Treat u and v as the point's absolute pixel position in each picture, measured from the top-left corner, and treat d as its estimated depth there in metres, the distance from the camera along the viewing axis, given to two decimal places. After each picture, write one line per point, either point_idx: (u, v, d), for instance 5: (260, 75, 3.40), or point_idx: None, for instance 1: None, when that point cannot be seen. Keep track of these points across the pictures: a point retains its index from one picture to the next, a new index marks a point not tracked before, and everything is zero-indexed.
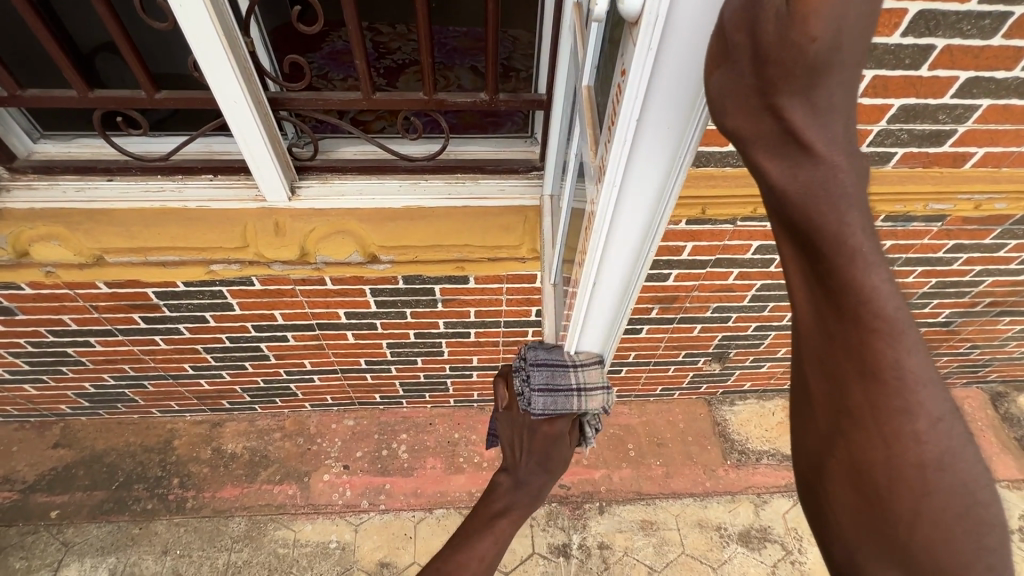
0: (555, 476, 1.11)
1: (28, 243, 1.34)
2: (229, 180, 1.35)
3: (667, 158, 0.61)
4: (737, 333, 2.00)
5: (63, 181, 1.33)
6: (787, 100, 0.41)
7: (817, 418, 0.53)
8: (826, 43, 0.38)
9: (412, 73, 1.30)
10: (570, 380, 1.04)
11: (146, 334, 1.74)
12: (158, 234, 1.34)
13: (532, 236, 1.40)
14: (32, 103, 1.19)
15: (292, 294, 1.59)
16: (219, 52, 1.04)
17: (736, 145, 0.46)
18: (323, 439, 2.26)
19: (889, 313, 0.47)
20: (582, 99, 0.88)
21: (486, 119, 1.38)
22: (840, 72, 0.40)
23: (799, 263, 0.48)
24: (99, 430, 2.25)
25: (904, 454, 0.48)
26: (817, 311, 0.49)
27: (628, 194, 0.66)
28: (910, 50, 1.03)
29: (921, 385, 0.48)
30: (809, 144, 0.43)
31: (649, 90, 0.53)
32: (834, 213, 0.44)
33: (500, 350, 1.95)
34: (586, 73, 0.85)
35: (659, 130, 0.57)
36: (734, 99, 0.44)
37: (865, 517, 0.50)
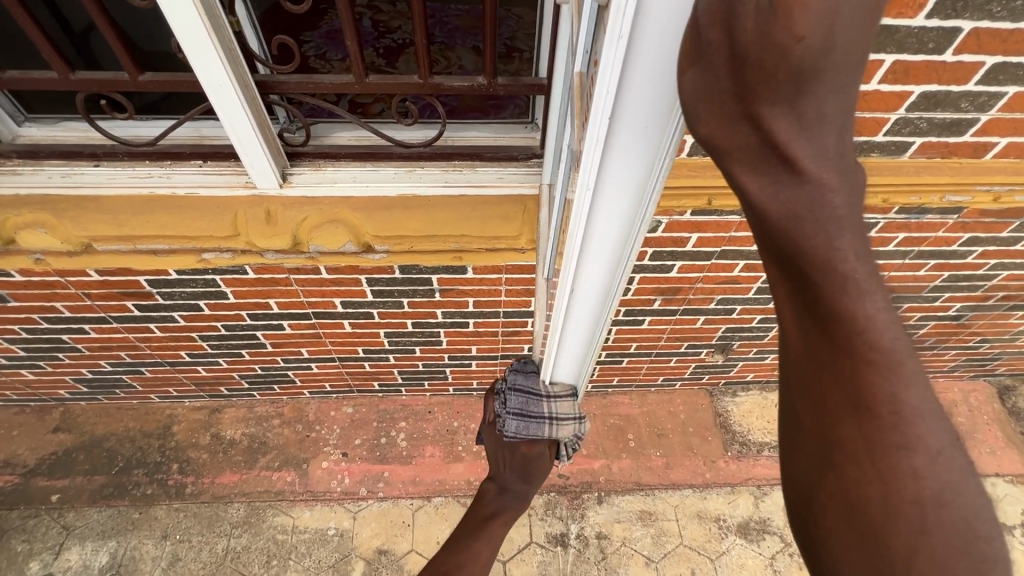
0: (535, 488, 1.23)
1: (15, 230, 1.31)
2: (219, 166, 1.30)
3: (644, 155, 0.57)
4: (741, 325, 1.96)
5: (49, 166, 1.29)
6: (768, 108, 0.38)
7: (804, 452, 0.48)
8: (813, 44, 0.34)
9: (412, 54, 1.23)
10: (542, 409, 1.16)
11: (141, 321, 1.72)
12: (146, 222, 1.30)
13: (532, 226, 1.36)
14: (11, 84, 1.15)
15: (287, 283, 1.56)
16: (202, 34, 0.99)
17: (713, 155, 0.43)
18: (322, 426, 2.25)
19: (883, 342, 0.43)
20: (575, 86, 0.83)
21: (488, 103, 1.32)
22: (831, 77, 0.36)
23: (785, 286, 0.44)
24: (98, 415, 2.25)
25: (902, 494, 0.44)
26: (804, 337, 0.45)
27: (604, 196, 0.63)
28: (935, 33, 0.97)
29: (918, 417, 0.44)
30: (795, 155, 0.39)
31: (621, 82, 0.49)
32: (823, 237, 0.40)
33: (499, 341, 1.93)
34: (578, 57, 0.79)
35: (634, 126, 0.53)
36: (709, 105, 0.41)
37: (856, 560, 0.46)
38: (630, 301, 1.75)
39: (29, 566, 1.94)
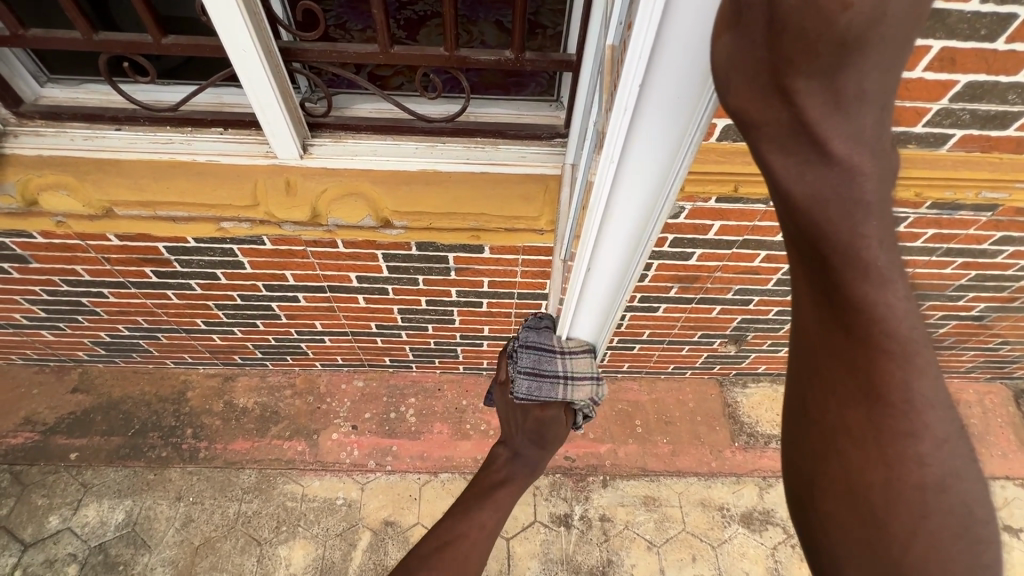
0: (548, 453, 1.20)
1: (37, 191, 1.31)
2: (239, 134, 1.29)
3: (671, 135, 0.59)
4: (757, 316, 1.94)
5: (71, 128, 1.29)
6: (800, 80, 0.35)
7: (805, 440, 0.47)
8: (861, 13, 0.32)
9: (433, 26, 1.20)
10: (557, 366, 1.14)
11: (158, 287, 1.73)
12: (166, 188, 1.30)
13: (553, 208, 1.33)
14: (35, 43, 1.13)
15: (303, 256, 1.56)
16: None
17: (742, 128, 0.40)
18: (333, 399, 2.28)
19: (904, 334, 0.40)
20: (605, 59, 0.80)
21: (509, 79, 1.29)
22: (874, 49, 0.33)
23: (803, 272, 0.41)
24: (116, 377, 2.30)
25: (904, 482, 0.42)
26: (822, 326, 0.42)
27: (626, 175, 0.66)
28: (988, 19, 0.93)
29: (931, 409, 0.42)
30: (824, 136, 0.36)
31: (651, 60, 0.51)
32: (848, 221, 0.37)
33: (512, 322, 1.92)
34: (611, 29, 0.76)
35: (662, 104, 0.55)
36: (741, 74, 0.39)
37: (855, 551, 0.44)
38: (646, 287, 1.73)
39: (48, 520, 2.00)
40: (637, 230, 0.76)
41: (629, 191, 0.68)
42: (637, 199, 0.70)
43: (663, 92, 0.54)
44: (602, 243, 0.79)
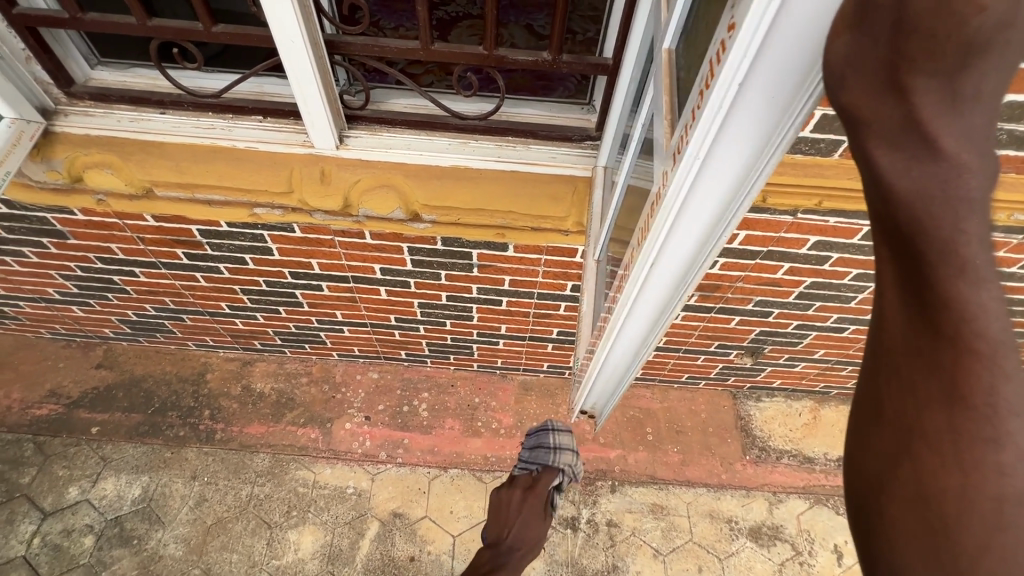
0: None
1: (82, 169, 1.36)
2: (278, 123, 1.33)
3: (758, 143, 0.53)
4: (776, 329, 1.93)
5: (118, 110, 1.34)
6: (922, 80, 0.36)
7: (875, 439, 0.49)
8: (992, 18, 0.32)
9: (464, 27, 1.23)
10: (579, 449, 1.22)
11: (188, 269, 1.78)
12: (205, 172, 1.34)
13: (580, 209, 1.35)
14: (92, 27, 1.18)
15: (331, 245, 1.59)
16: None
17: (849, 125, 0.41)
18: (348, 389, 2.31)
19: (995, 335, 0.41)
20: (660, 64, 0.82)
21: (537, 82, 1.32)
22: (996, 56, 0.35)
23: (894, 270, 0.43)
24: (138, 356, 2.35)
25: (981, 487, 0.43)
26: (909, 323, 0.44)
27: (700, 184, 0.59)
28: None
29: (1017, 416, 0.42)
30: (936, 135, 0.37)
31: (756, 51, 0.45)
32: (950, 220, 0.38)
33: (529, 321, 1.94)
34: (670, 33, 0.79)
35: (757, 105, 0.49)
36: (857, 71, 0.38)
37: (919, 549, 0.46)
38: None
39: (67, 491, 2.05)
40: (699, 246, 0.69)
41: (698, 204, 0.62)
42: (705, 213, 0.63)
43: (762, 91, 0.48)
44: (659, 258, 0.71)
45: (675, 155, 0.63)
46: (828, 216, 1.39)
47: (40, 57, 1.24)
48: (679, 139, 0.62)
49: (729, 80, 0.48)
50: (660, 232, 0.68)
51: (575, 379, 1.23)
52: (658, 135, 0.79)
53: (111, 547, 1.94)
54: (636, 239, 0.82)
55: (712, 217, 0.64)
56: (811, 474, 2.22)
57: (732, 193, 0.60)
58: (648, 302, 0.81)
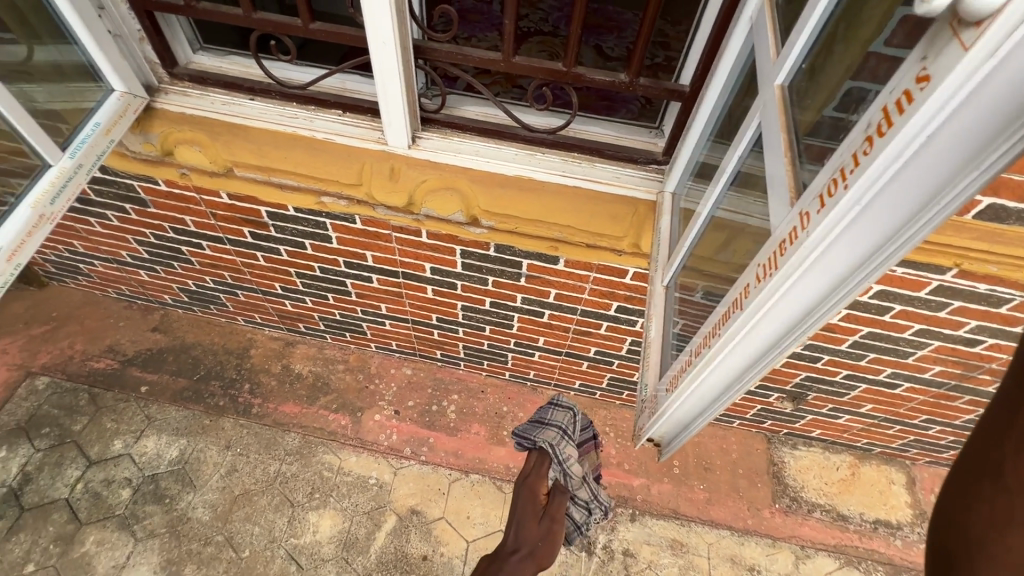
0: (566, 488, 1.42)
1: (173, 144, 1.45)
2: (356, 119, 1.39)
3: (914, 206, 0.53)
4: (823, 377, 1.86)
5: (213, 93, 1.43)
6: None
7: (984, 508, 0.42)
8: None
9: (534, 42, 1.32)
10: (555, 426, 1.44)
11: (251, 248, 1.87)
12: (284, 158, 1.41)
13: (638, 231, 1.35)
14: (202, 14, 1.27)
15: (387, 240, 1.65)
16: None
17: None
18: (381, 381, 2.36)
19: None
20: (771, 98, 0.84)
21: (600, 102, 1.37)
22: None
23: None
24: (191, 324, 2.47)
25: None
26: None
27: (838, 238, 0.60)
28: None
29: None
30: None
31: (939, 113, 0.45)
32: None
33: (568, 337, 1.94)
34: (785, 71, 0.82)
35: (925, 167, 0.49)
36: None
37: None
38: None
39: (112, 444, 2.16)
40: (817, 301, 0.68)
41: (831, 257, 0.62)
42: (835, 268, 0.63)
43: (944, 146, 0.47)
44: (779, 299, 0.70)
45: (822, 195, 0.62)
46: (896, 266, 1.34)
47: (152, 38, 1.34)
48: (824, 183, 0.62)
49: (913, 130, 0.48)
50: (788, 273, 0.67)
51: (637, 410, 1.20)
52: (774, 175, 0.79)
53: (145, 503, 2.03)
54: (747, 276, 0.81)
55: (840, 275, 0.63)
56: (843, 533, 2.11)
57: (870, 255, 0.59)
58: (753, 341, 0.80)
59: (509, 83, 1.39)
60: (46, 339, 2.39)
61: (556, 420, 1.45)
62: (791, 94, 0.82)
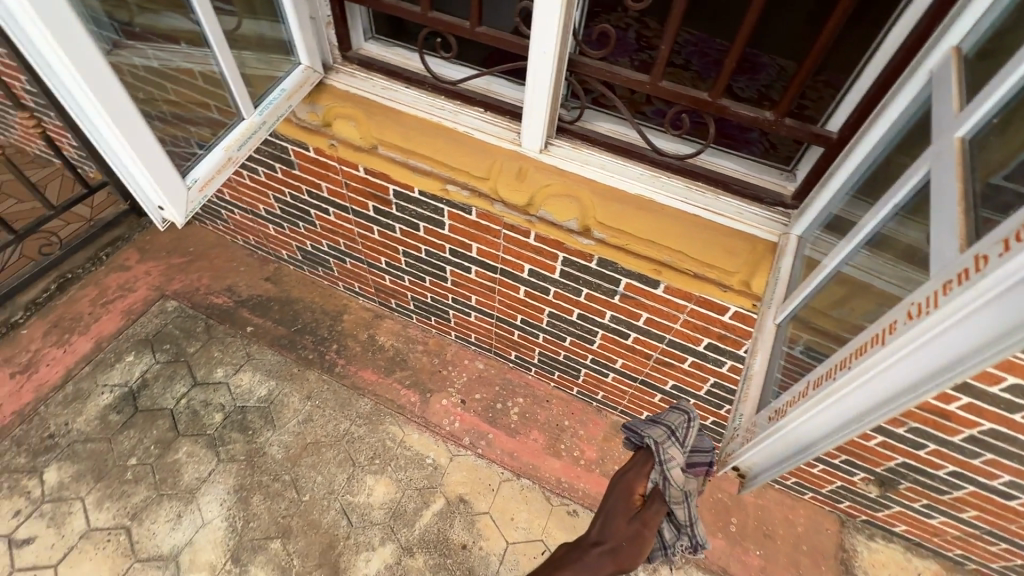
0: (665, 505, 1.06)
1: (333, 117, 1.63)
2: (495, 119, 1.50)
3: None
4: (923, 467, 1.70)
5: (375, 78, 1.60)
6: None
7: None
8: None
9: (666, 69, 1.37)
10: (671, 431, 1.09)
11: (370, 221, 2.04)
12: (424, 144, 1.54)
13: (751, 270, 1.33)
14: (385, 8, 1.43)
15: (496, 235, 1.73)
16: (555, 6, 1.15)
17: None
18: (454, 369, 2.46)
19: None
20: (948, 149, 0.83)
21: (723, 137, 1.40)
22: None
23: None
24: (299, 281, 2.72)
25: None
26: None
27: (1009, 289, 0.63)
28: None
29: None
30: None
31: None
32: None
33: (648, 365, 1.92)
34: (969, 123, 0.80)
35: None
36: None
37: None
38: None
39: (215, 371, 2.41)
40: (970, 352, 0.71)
41: (997, 307, 0.65)
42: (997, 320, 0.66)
43: None
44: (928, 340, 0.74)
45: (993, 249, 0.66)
46: None
47: (337, 24, 1.53)
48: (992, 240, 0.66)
49: None
50: (946, 315, 0.71)
51: (732, 437, 1.28)
52: (938, 230, 0.81)
53: (230, 430, 2.24)
54: (887, 319, 0.86)
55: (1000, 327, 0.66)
56: None
57: None
58: (880, 383, 0.85)
59: (635, 109, 1.44)
60: (180, 269, 2.72)
61: (668, 420, 1.11)
62: (971, 148, 0.81)
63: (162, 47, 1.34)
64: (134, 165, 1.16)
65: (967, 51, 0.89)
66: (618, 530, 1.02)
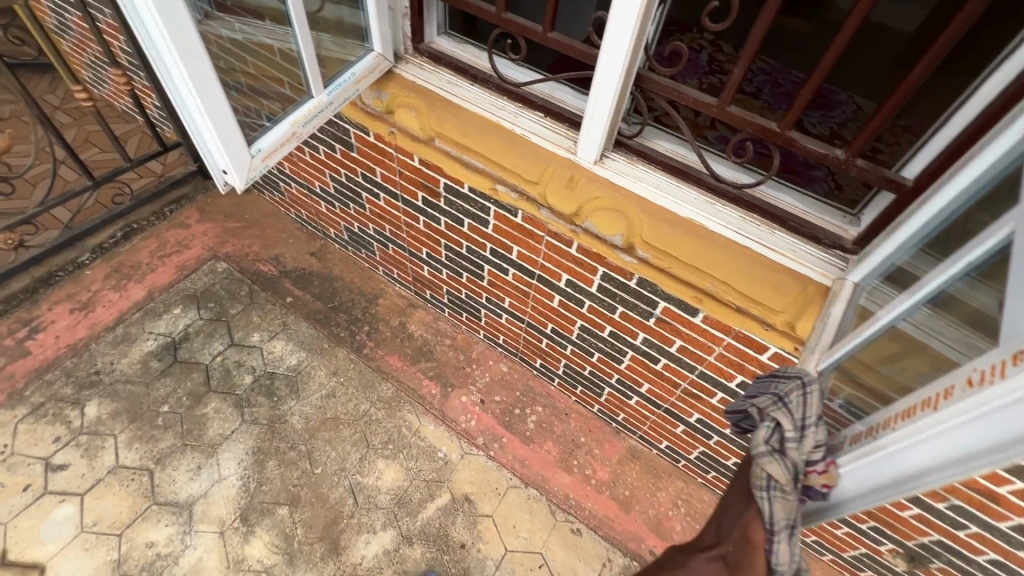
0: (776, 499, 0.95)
1: (396, 106, 1.66)
2: (553, 125, 1.50)
3: None
4: (960, 551, 1.57)
5: (442, 72, 1.63)
6: None
7: None
8: None
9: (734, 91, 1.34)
10: (786, 401, 1.02)
11: (417, 211, 2.07)
12: (480, 141, 1.55)
13: (799, 312, 1.26)
14: (462, 5, 1.45)
15: (537, 241, 1.73)
16: (630, 20, 1.14)
17: None
18: (477, 367, 2.47)
19: None
20: None
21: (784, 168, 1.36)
22: None
23: None
24: (342, 261, 2.80)
25: None
26: None
27: None
28: None
29: None
30: None
31: None
32: None
33: (674, 393, 1.87)
34: None
35: None
36: None
37: None
38: None
39: (252, 335, 2.51)
40: None
41: None
42: None
43: None
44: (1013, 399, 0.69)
45: None
46: None
47: (413, 16, 1.57)
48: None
49: None
50: None
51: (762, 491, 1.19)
52: (1015, 296, 0.75)
53: (258, 393, 2.32)
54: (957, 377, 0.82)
55: None
56: None
57: None
58: (948, 444, 0.79)
59: (699, 130, 1.43)
60: (234, 233, 2.85)
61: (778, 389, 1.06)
62: None
63: (248, 22, 1.40)
64: (208, 133, 1.23)
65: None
66: (727, 535, 0.96)
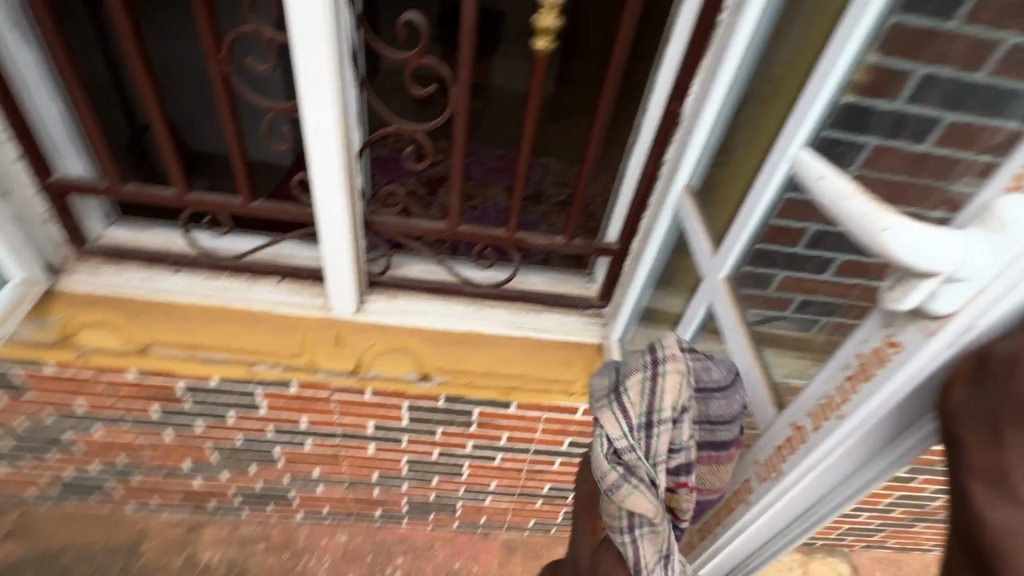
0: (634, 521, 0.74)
1: (76, 328, 1.29)
2: (295, 285, 1.36)
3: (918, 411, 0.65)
4: None
5: (129, 268, 1.33)
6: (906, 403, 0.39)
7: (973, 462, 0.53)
8: None
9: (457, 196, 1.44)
10: (634, 384, 0.76)
11: (157, 425, 1.63)
12: (214, 333, 1.32)
13: (588, 373, 1.41)
14: (127, 195, 1.22)
15: (326, 401, 1.53)
16: (337, 186, 1.12)
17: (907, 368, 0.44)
18: (311, 556, 2.05)
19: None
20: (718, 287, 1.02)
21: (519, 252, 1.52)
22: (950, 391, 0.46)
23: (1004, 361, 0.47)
24: (59, 522, 1.98)
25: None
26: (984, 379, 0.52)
27: (862, 433, 0.70)
28: None
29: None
30: None
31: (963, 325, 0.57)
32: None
33: (521, 477, 1.87)
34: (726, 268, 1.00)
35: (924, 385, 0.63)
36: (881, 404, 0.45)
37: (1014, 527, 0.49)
38: None
39: None
40: (844, 484, 0.77)
41: (856, 449, 0.72)
42: (860, 458, 0.73)
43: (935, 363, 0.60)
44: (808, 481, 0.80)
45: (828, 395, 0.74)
46: None
47: (60, 218, 1.26)
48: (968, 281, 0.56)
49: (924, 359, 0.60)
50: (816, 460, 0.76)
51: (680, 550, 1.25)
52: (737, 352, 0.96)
53: None
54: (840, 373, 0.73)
55: (868, 464, 0.73)
56: None
57: (885, 447, 0.71)
58: (786, 513, 0.87)
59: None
60: None
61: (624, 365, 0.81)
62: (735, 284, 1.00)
63: None
64: None
65: (695, 183, 1.13)
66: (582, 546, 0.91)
